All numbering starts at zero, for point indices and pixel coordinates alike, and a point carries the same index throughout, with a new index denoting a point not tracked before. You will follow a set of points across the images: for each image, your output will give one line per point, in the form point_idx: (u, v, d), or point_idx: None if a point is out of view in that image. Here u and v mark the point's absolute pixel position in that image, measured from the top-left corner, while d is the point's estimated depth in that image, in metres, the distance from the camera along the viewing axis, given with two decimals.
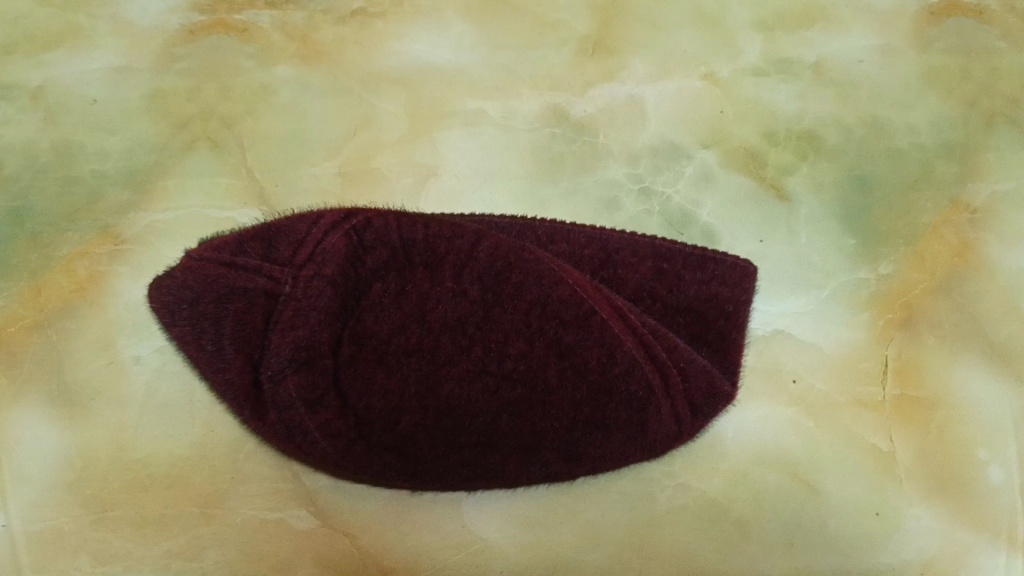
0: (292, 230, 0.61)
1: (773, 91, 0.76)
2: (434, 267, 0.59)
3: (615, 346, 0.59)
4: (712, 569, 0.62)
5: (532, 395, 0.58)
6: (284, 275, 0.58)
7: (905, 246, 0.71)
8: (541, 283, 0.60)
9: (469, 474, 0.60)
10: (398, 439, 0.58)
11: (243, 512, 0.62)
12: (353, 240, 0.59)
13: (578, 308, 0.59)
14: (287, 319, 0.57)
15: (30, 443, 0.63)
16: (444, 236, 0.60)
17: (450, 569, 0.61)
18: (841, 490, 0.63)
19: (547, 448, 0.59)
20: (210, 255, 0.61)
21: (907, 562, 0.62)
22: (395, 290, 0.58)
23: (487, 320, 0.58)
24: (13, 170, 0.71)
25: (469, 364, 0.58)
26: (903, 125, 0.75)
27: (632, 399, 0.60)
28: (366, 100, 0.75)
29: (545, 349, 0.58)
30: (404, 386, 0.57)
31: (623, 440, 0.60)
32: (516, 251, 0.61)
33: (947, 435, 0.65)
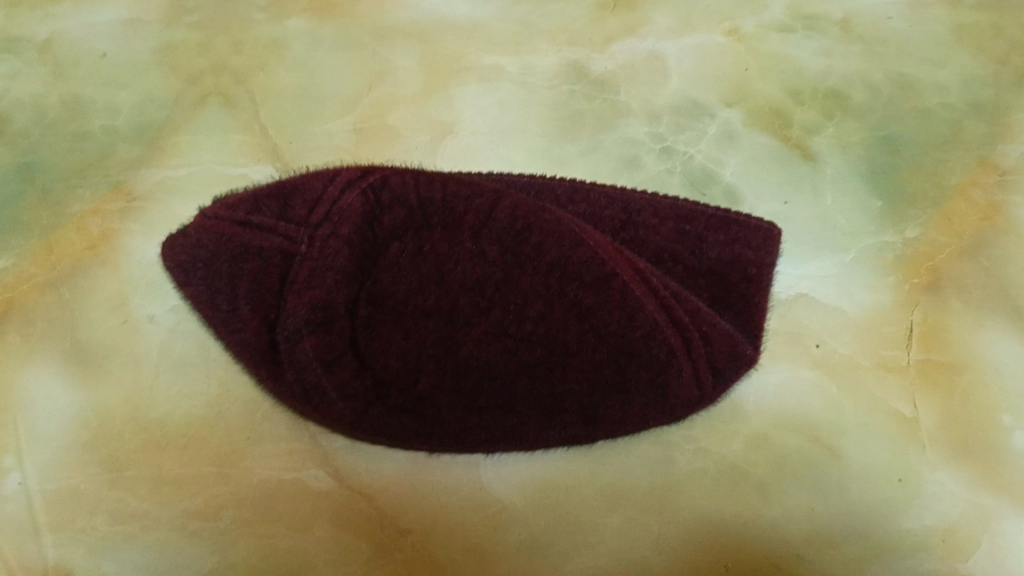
0: (308, 188, 0.60)
1: (798, 46, 0.76)
2: (452, 227, 0.58)
3: (636, 308, 0.58)
4: (733, 531, 0.60)
5: (551, 358, 0.58)
6: (300, 234, 0.58)
7: (931, 207, 0.69)
8: (561, 244, 0.59)
9: (488, 438, 0.59)
10: (415, 402, 0.57)
11: (258, 472, 0.61)
12: (370, 199, 0.58)
13: (598, 269, 0.58)
14: (302, 279, 0.56)
15: (44, 401, 0.62)
16: (462, 196, 0.60)
17: (467, 531, 0.60)
18: (864, 455, 0.62)
19: (567, 411, 0.58)
20: (226, 213, 0.60)
21: (931, 527, 0.60)
22: (412, 250, 0.58)
23: (506, 281, 0.58)
24: (24, 126, 0.71)
25: (488, 326, 0.57)
26: (932, 84, 0.74)
27: (654, 362, 0.58)
28: (382, 56, 0.74)
29: (564, 311, 0.58)
30: (422, 347, 0.57)
31: (644, 404, 0.59)
32: (535, 212, 0.60)
33: (972, 400, 0.63)
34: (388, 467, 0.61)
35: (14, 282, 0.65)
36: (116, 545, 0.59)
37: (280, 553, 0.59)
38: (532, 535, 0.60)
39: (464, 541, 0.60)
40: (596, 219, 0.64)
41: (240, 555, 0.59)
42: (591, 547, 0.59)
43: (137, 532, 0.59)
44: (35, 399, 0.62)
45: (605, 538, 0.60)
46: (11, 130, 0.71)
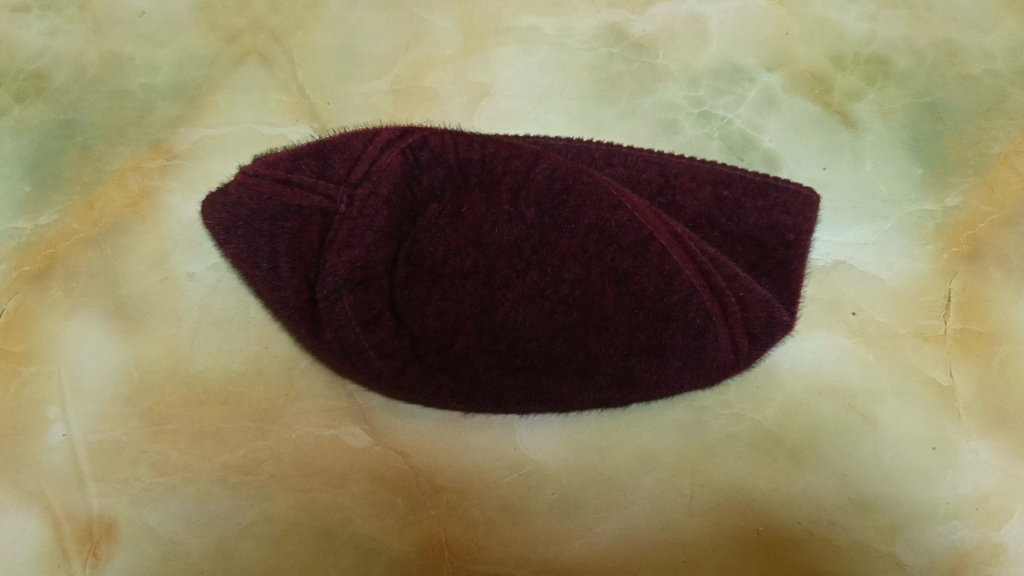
0: (348, 147, 0.60)
1: (843, 10, 0.72)
2: (490, 188, 0.57)
3: (674, 273, 0.57)
4: (765, 499, 0.61)
5: (587, 321, 0.57)
6: (340, 193, 0.57)
7: (975, 175, 0.68)
8: (600, 207, 0.58)
9: (524, 397, 0.60)
10: (453, 362, 0.58)
11: (298, 429, 0.62)
12: (409, 158, 0.57)
13: (636, 233, 0.57)
14: (342, 239, 0.56)
15: (88, 355, 0.63)
16: (501, 156, 0.59)
17: (502, 490, 0.61)
18: (899, 424, 0.62)
19: (602, 373, 0.59)
20: (265, 171, 0.60)
21: (964, 496, 0.60)
22: (451, 212, 0.56)
23: (544, 243, 0.57)
24: (63, 82, 0.70)
25: (525, 288, 0.56)
26: (978, 50, 0.71)
27: (690, 327, 0.58)
28: (418, 15, 0.72)
29: (601, 275, 0.57)
30: (460, 308, 0.57)
31: (678, 367, 0.60)
32: (575, 174, 0.59)
33: (1010, 370, 0.63)
34: (425, 422, 0.62)
35: (57, 238, 0.66)
36: (159, 496, 0.61)
37: (321, 510, 0.61)
38: (565, 495, 0.61)
39: (498, 500, 0.61)
40: (634, 183, 0.64)
41: (282, 509, 0.61)
42: (622, 509, 0.61)
43: (179, 485, 0.61)
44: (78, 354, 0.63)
45: (638, 500, 0.61)
46: (50, 88, 0.70)
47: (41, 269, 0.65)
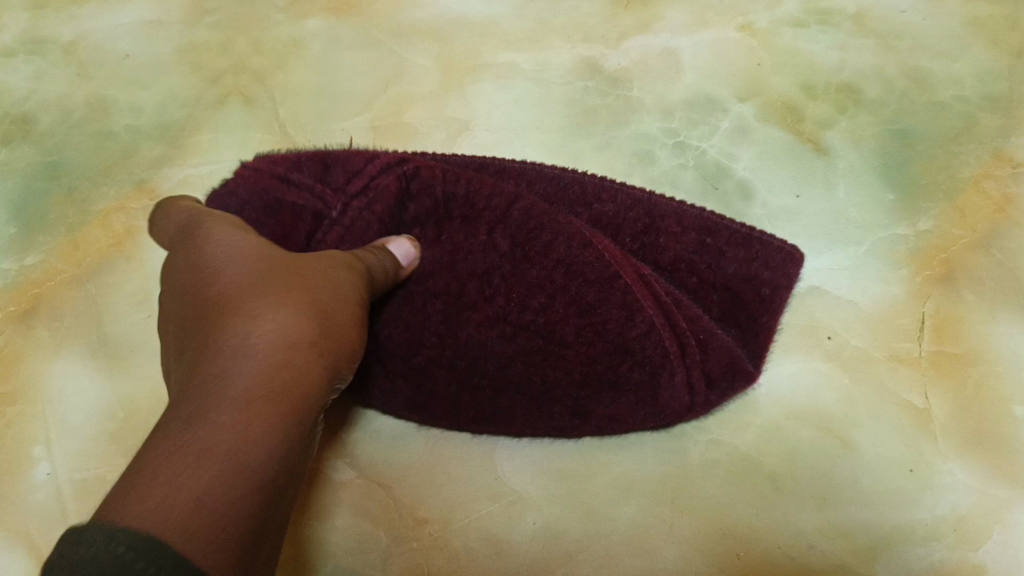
0: (351, 160, 0.61)
1: (811, 41, 0.75)
2: (469, 223, 0.59)
3: (634, 309, 0.58)
4: (746, 524, 0.61)
5: (547, 347, 0.58)
6: (337, 201, 0.59)
7: (946, 200, 0.69)
8: (571, 244, 0.59)
9: (476, 416, 0.60)
10: (415, 378, 0.59)
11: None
12: (402, 182, 0.60)
13: (604, 269, 0.59)
14: (331, 243, 0.58)
15: (73, 394, 0.64)
16: (483, 194, 0.59)
17: (484, 520, 0.61)
18: (876, 447, 0.63)
19: (557, 401, 0.59)
20: (265, 167, 0.61)
21: (943, 517, 0.60)
22: (431, 237, 0.59)
23: (512, 275, 0.58)
24: (49, 124, 0.72)
25: (488, 313, 0.58)
26: (946, 77, 0.73)
27: (647, 359, 0.59)
28: (399, 54, 0.75)
29: (565, 306, 0.58)
30: (426, 323, 0.58)
31: (632, 405, 0.60)
32: (551, 213, 0.60)
33: (984, 391, 0.64)
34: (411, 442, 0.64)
35: (42, 278, 0.67)
36: None
37: (302, 542, 0.61)
38: (547, 524, 0.61)
39: (480, 531, 0.61)
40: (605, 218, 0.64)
41: None
42: (604, 537, 0.61)
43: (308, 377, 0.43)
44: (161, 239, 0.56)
45: (619, 526, 0.61)
46: (37, 129, 0.72)
47: (27, 309, 0.66)
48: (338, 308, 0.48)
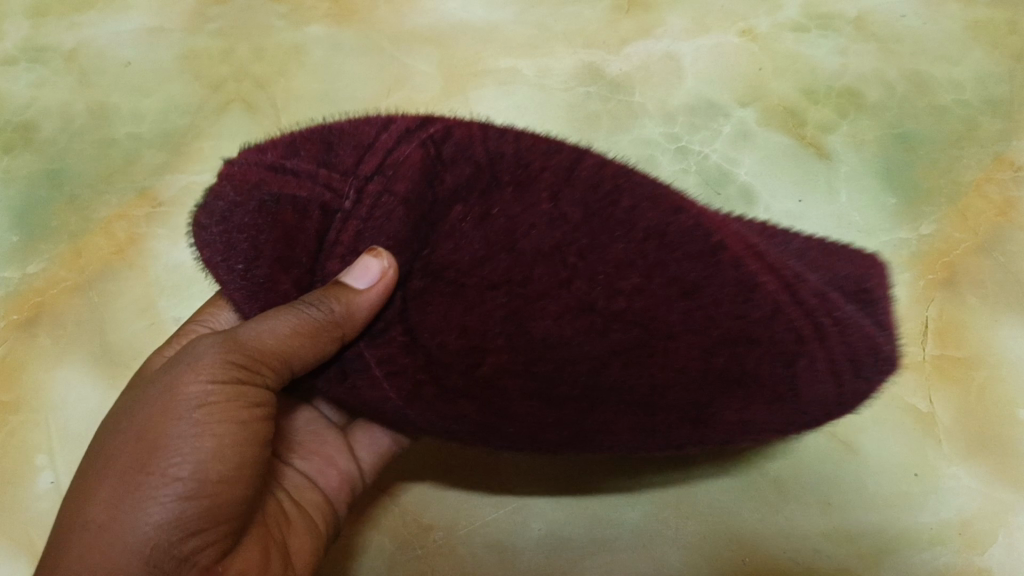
0: (357, 133, 0.47)
1: (813, 46, 0.75)
2: (525, 186, 0.45)
3: (751, 285, 0.44)
4: (751, 529, 0.61)
5: (651, 340, 0.42)
6: (346, 186, 0.44)
7: (948, 204, 0.69)
8: (659, 209, 0.46)
9: (568, 437, 0.44)
10: (478, 389, 0.42)
11: (293, 466, 0.54)
12: (430, 151, 0.46)
13: (703, 243, 0.45)
14: (349, 243, 0.44)
15: (76, 402, 0.64)
16: (539, 150, 0.47)
17: (489, 527, 0.61)
18: (881, 451, 0.63)
19: (669, 409, 0.43)
20: (253, 157, 0.46)
21: (947, 521, 0.60)
22: (479, 213, 0.44)
23: (593, 249, 0.43)
24: (51, 132, 0.72)
25: (569, 301, 0.42)
26: (947, 81, 0.73)
27: (778, 347, 0.43)
28: (400, 60, 0.75)
29: (665, 285, 0.43)
30: (485, 325, 0.42)
31: (769, 407, 0.43)
32: (624, 174, 0.48)
33: (988, 395, 0.64)
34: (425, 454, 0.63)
35: (45, 286, 0.67)
36: None
37: None
38: (553, 531, 0.61)
39: (484, 538, 0.61)
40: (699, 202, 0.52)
41: None
42: (610, 543, 0.61)
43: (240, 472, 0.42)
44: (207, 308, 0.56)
45: (624, 532, 0.61)
46: (38, 138, 0.72)
47: (30, 317, 0.66)
48: (224, 447, 0.42)
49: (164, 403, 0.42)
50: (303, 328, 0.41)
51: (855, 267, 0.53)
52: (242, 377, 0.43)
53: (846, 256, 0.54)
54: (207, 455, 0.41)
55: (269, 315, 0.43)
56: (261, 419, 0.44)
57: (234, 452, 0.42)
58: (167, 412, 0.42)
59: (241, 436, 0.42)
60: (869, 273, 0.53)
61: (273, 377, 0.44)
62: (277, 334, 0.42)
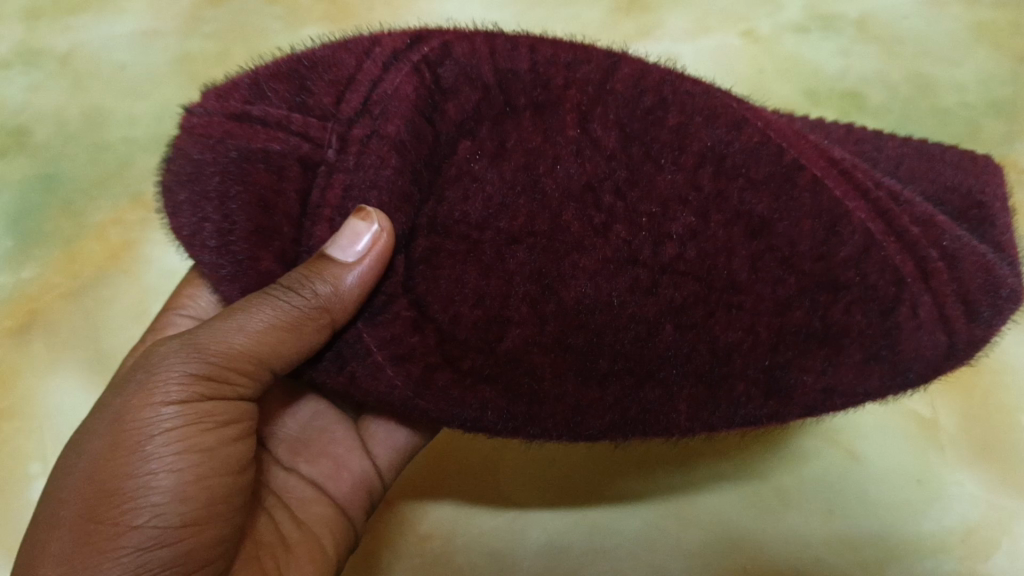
0: (333, 64, 0.41)
1: (814, 47, 0.74)
2: (545, 108, 0.40)
3: (839, 215, 0.40)
4: (751, 536, 0.60)
5: (711, 296, 0.40)
6: (326, 133, 0.39)
7: None
8: (716, 126, 0.41)
9: (617, 422, 0.41)
10: (505, 370, 0.40)
11: (297, 472, 0.51)
12: (425, 78, 0.40)
13: (776, 163, 0.41)
14: (335, 203, 0.39)
15: (69, 410, 0.63)
16: (561, 61, 0.41)
17: (488, 535, 0.61)
18: (883, 457, 0.62)
19: (738, 377, 0.41)
20: (218, 104, 0.41)
21: (950, 529, 0.60)
22: (491, 149, 0.40)
23: (634, 182, 0.40)
24: (45, 137, 0.72)
25: (608, 253, 0.39)
26: (949, 83, 0.72)
27: (873, 292, 0.40)
28: None
29: (727, 224, 0.40)
30: (508, 289, 0.39)
31: (863, 361, 0.41)
32: (671, 82, 0.42)
33: (992, 400, 0.63)
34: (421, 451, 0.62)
35: (38, 292, 0.66)
36: None
37: None
38: (551, 539, 0.61)
39: (484, 546, 0.60)
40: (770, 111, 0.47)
41: None
42: (609, 551, 0.60)
43: (212, 505, 0.40)
44: (184, 289, 0.55)
45: (624, 540, 0.61)
46: (32, 142, 0.71)
47: (22, 324, 0.66)
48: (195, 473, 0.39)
49: (114, 434, 0.38)
50: (281, 322, 0.38)
51: (964, 172, 0.49)
52: (205, 391, 0.40)
53: (953, 161, 0.50)
54: (173, 491, 0.38)
55: (234, 312, 0.39)
56: (228, 432, 0.41)
57: (202, 481, 0.39)
58: (120, 445, 0.38)
59: (207, 460, 0.40)
60: (982, 177, 0.49)
61: (243, 381, 0.41)
62: (248, 336, 0.39)
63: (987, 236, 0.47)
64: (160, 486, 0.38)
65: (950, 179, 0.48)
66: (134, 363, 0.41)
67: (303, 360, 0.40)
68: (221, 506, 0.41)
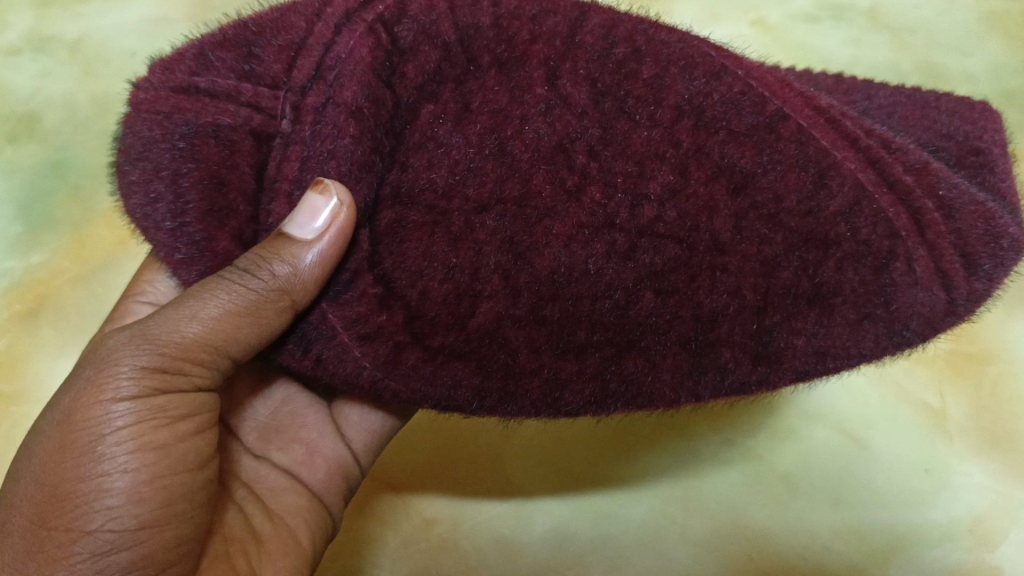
0: (283, 27, 0.40)
1: (824, 36, 0.74)
2: (510, 66, 0.39)
3: (826, 166, 0.40)
4: (759, 526, 0.60)
5: (693, 259, 0.39)
6: (279, 103, 0.38)
7: None
8: (692, 76, 0.40)
9: (596, 398, 0.41)
10: (477, 345, 0.39)
11: (269, 462, 0.50)
12: (381, 38, 0.39)
13: (759, 115, 0.40)
14: (293, 176, 0.38)
15: None
16: (527, 14, 0.40)
17: (497, 521, 0.61)
18: (891, 447, 0.62)
19: (723, 344, 0.40)
20: (163, 76, 0.39)
21: (958, 519, 0.59)
22: (455, 112, 0.39)
23: (608, 141, 0.39)
24: (55, 123, 0.72)
25: (583, 218, 0.39)
26: (960, 72, 0.71)
27: (864, 248, 0.40)
28: None
29: (705, 182, 0.39)
30: (479, 260, 0.39)
31: (857, 317, 0.40)
32: (645, 31, 0.41)
33: (1002, 391, 0.62)
34: (430, 435, 0.62)
35: (48, 277, 0.67)
36: None
37: None
38: (557, 525, 0.61)
39: (491, 533, 0.60)
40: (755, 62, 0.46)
41: None
42: (615, 539, 0.60)
43: (172, 506, 0.38)
44: (142, 276, 0.55)
45: (630, 528, 0.61)
46: (41, 128, 0.72)
47: (32, 308, 0.66)
48: (152, 473, 0.38)
49: (62, 435, 0.37)
50: (238, 307, 0.37)
51: (959, 120, 0.50)
52: (159, 385, 0.38)
53: (945, 110, 0.51)
54: (131, 492, 0.37)
55: (187, 298, 0.38)
56: (185, 427, 0.40)
57: (159, 480, 0.38)
58: (69, 447, 0.37)
59: (164, 458, 0.38)
60: (978, 125, 0.49)
61: (198, 371, 0.39)
62: (203, 323, 0.37)
63: (987, 181, 0.46)
64: (116, 489, 0.37)
65: (943, 128, 0.49)
66: (81, 358, 0.39)
67: (265, 345, 0.39)
68: (182, 505, 0.39)
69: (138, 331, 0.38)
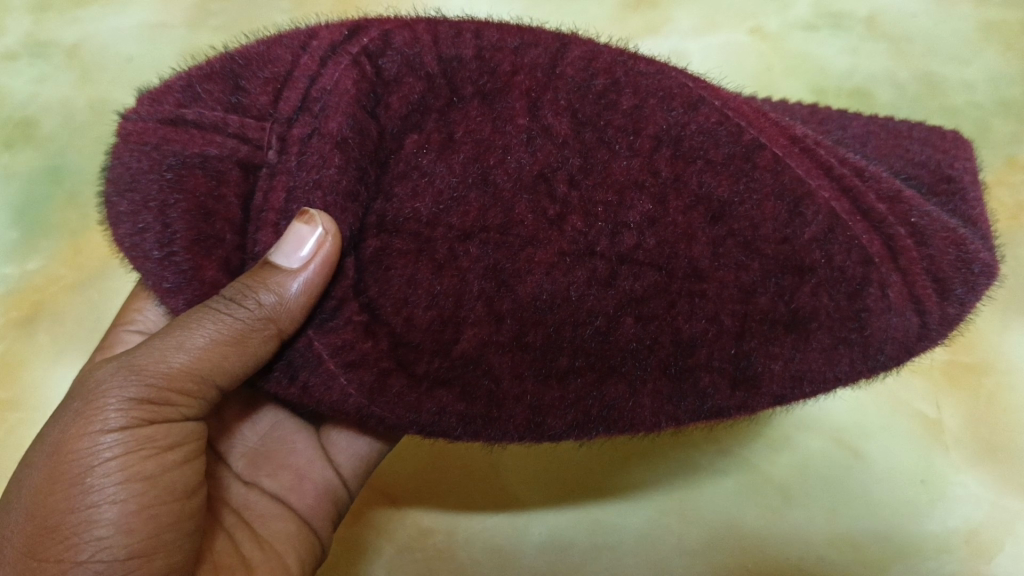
0: (269, 60, 0.40)
1: (823, 44, 0.74)
2: (494, 97, 0.40)
3: (800, 196, 0.40)
4: (756, 534, 0.60)
5: (672, 286, 0.39)
6: (265, 134, 0.38)
7: None
8: (671, 107, 0.41)
9: (581, 423, 0.41)
10: (461, 372, 0.39)
11: (259, 488, 0.50)
12: (366, 70, 0.39)
13: (735, 145, 0.40)
14: (279, 207, 0.38)
15: None
16: (508, 47, 0.41)
17: (489, 534, 0.61)
18: (886, 457, 0.62)
19: (703, 370, 0.40)
20: (151, 109, 0.39)
21: (953, 529, 0.60)
22: (438, 143, 0.39)
23: (588, 171, 0.39)
24: (52, 128, 0.72)
25: (564, 246, 0.39)
26: (959, 81, 0.71)
27: (838, 274, 0.40)
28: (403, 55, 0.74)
29: (686, 209, 0.39)
30: (462, 288, 0.39)
31: (829, 345, 0.40)
32: (624, 63, 0.42)
33: (997, 401, 0.63)
34: (422, 452, 0.61)
35: (43, 284, 0.67)
36: None
37: None
38: (553, 534, 0.61)
39: (485, 542, 0.61)
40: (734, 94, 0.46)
41: None
42: (611, 548, 0.60)
43: (162, 537, 0.38)
44: (132, 303, 0.54)
45: (627, 536, 0.61)
46: (38, 133, 0.72)
47: (27, 315, 0.66)
48: (141, 504, 0.37)
49: (52, 467, 0.37)
50: (224, 336, 0.37)
51: (931, 149, 0.50)
52: (146, 415, 0.38)
53: (917, 139, 0.51)
54: (119, 523, 0.37)
55: (175, 329, 0.38)
56: (174, 456, 0.40)
57: (148, 510, 0.38)
58: (58, 478, 0.36)
59: (152, 488, 0.38)
60: (949, 153, 0.50)
61: (185, 401, 0.39)
62: (190, 353, 0.37)
63: (959, 210, 0.46)
64: (105, 520, 0.36)
65: (915, 158, 0.49)
66: (69, 391, 0.39)
67: (252, 372, 0.39)
68: (173, 534, 0.39)
69: (125, 363, 0.38)
